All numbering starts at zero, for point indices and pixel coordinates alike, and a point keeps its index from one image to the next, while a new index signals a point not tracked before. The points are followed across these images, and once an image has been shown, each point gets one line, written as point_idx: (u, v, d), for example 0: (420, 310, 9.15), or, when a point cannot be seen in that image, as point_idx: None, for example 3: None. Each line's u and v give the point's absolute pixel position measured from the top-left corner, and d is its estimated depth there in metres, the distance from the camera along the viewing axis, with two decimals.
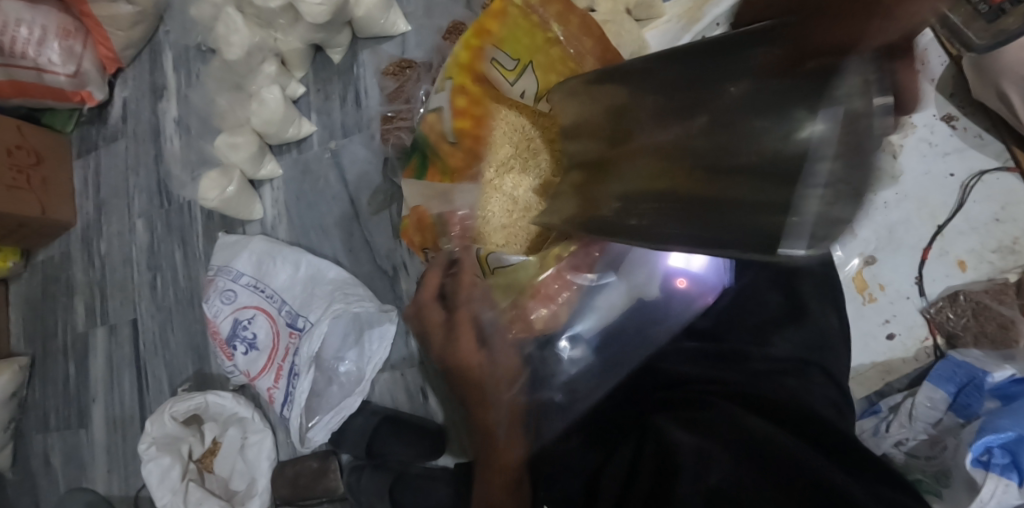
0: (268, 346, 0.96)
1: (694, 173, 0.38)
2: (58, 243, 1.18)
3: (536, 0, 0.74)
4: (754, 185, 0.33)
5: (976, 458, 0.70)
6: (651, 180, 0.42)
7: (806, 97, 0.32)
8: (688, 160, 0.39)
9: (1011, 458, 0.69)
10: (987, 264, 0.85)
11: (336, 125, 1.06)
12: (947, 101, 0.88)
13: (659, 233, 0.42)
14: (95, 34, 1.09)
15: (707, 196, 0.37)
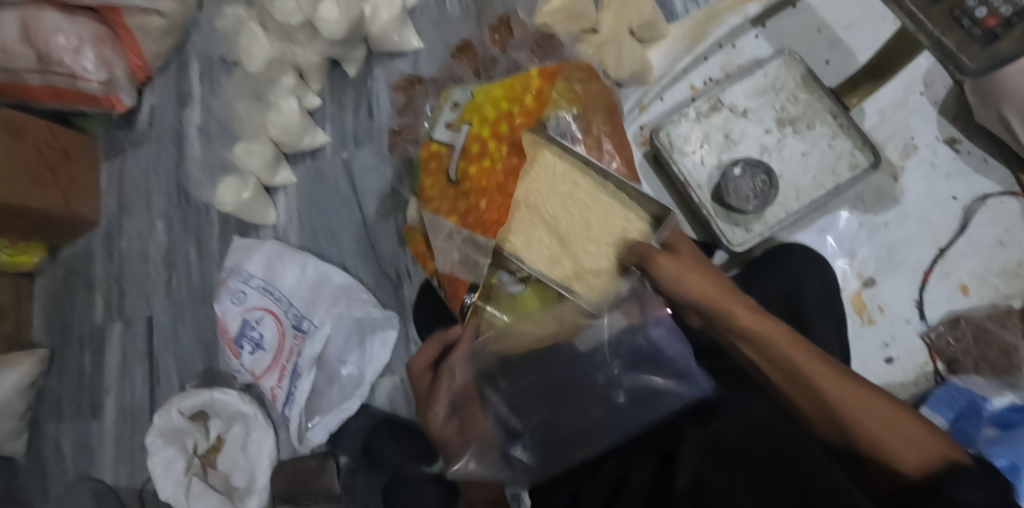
0: (274, 346, 0.99)
1: (840, 434, 0.53)
2: (82, 239, 1.23)
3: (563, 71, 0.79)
4: (853, 425, 0.53)
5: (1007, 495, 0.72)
6: (829, 416, 0.54)
7: (884, 455, 0.51)
8: (828, 432, 0.54)
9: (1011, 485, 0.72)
10: (990, 288, 0.84)
11: (349, 135, 1.09)
12: (950, 123, 0.87)
13: (875, 447, 0.51)
14: (127, 42, 1.13)
15: (852, 430, 0.53)
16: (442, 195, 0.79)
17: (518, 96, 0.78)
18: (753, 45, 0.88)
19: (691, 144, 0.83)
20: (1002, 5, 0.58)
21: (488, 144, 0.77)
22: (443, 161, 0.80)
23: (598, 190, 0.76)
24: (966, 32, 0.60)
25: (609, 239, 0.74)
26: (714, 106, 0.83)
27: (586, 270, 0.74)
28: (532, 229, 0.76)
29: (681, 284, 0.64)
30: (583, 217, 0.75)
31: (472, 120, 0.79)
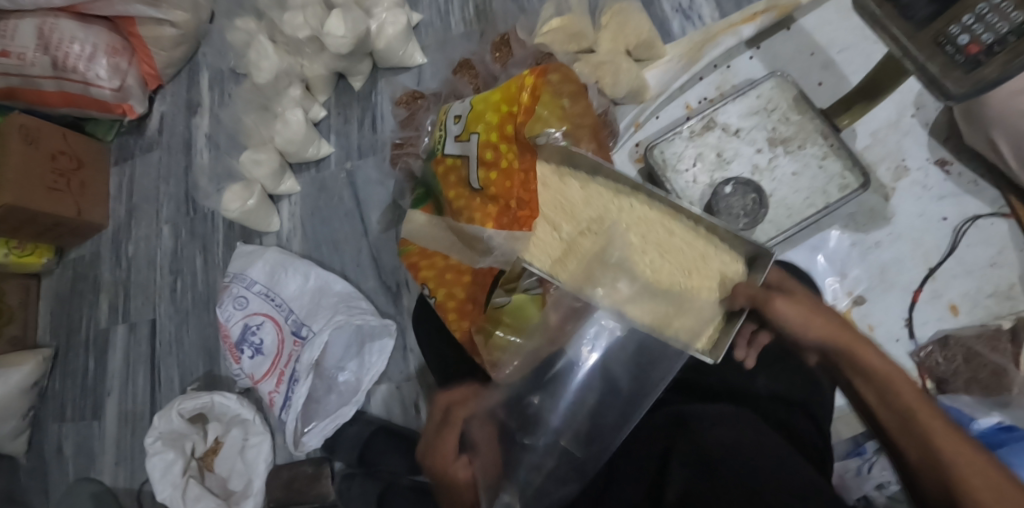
0: (274, 352, 1.01)
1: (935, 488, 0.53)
2: (91, 243, 1.26)
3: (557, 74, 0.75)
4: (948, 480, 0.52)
5: None
6: (932, 468, 0.53)
7: None
8: (925, 483, 0.54)
9: None
10: (981, 309, 0.84)
11: (353, 147, 1.11)
12: (941, 145, 0.88)
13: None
14: (140, 52, 1.18)
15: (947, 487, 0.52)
16: (466, 206, 0.74)
17: (518, 98, 0.73)
18: (747, 66, 0.90)
19: (684, 163, 0.84)
20: (983, 33, 0.59)
21: (500, 146, 0.73)
22: (458, 170, 0.76)
23: (671, 221, 0.69)
24: (951, 58, 0.61)
25: (689, 274, 0.66)
26: (707, 125, 0.85)
27: (665, 310, 0.65)
28: (601, 266, 0.67)
29: (807, 322, 0.60)
30: (674, 249, 0.68)
31: (479, 129, 0.75)
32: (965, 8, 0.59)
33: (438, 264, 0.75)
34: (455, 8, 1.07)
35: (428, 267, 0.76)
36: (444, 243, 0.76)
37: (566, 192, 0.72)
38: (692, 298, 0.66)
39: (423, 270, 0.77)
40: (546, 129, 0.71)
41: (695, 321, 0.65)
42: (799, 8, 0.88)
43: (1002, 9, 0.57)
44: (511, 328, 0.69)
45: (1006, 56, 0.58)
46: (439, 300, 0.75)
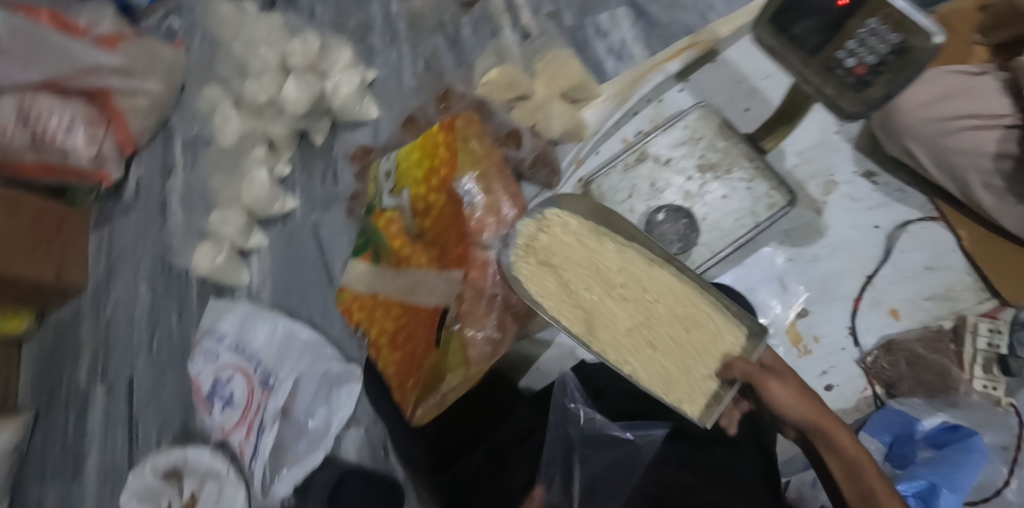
0: (243, 402, 1.03)
1: None
2: (71, 304, 1.28)
3: (461, 124, 0.85)
4: None
5: None
6: None
7: None
8: None
9: None
10: (921, 312, 0.87)
11: (317, 199, 1.16)
12: (867, 158, 0.93)
13: None
14: (116, 121, 1.20)
15: None
16: (416, 256, 0.85)
17: (424, 153, 0.85)
18: (677, 99, 0.95)
19: (620, 194, 0.88)
20: (867, 56, 0.62)
21: (426, 196, 0.84)
22: (397, 221, 0.85)
23: (698, 298, 0.73)
24: (840, 78, 0.65)
25: (709, 351, 0.72)
26: (640, 158, 0.89)
27: (684, 383, 0.71)
28: (628, 335, 0.73)
29: (795, 404, 0.63)
30: (684, 315, 0.73)
31: (408, 183, 0.85)
32: (847, 33, 0.62)
33: (377, 311, 0.85)
34: (407, 62, 1.14)
35: (369, 313, 0.86)
36: (394, 288, 0.85)
37: (601, 257, 0.76)
38: (710, 372, 0.71)
39: (357, 310, 0.87)
40: (455, 179, 0.82)
41: (705, 396, 0.70)
42: (720, 41, 0.96)
43: (880, 32, 0.60)
44: (451, 363, 0.75)
45: (890, 76, 0.62)
46: (374, 339, 0.84)
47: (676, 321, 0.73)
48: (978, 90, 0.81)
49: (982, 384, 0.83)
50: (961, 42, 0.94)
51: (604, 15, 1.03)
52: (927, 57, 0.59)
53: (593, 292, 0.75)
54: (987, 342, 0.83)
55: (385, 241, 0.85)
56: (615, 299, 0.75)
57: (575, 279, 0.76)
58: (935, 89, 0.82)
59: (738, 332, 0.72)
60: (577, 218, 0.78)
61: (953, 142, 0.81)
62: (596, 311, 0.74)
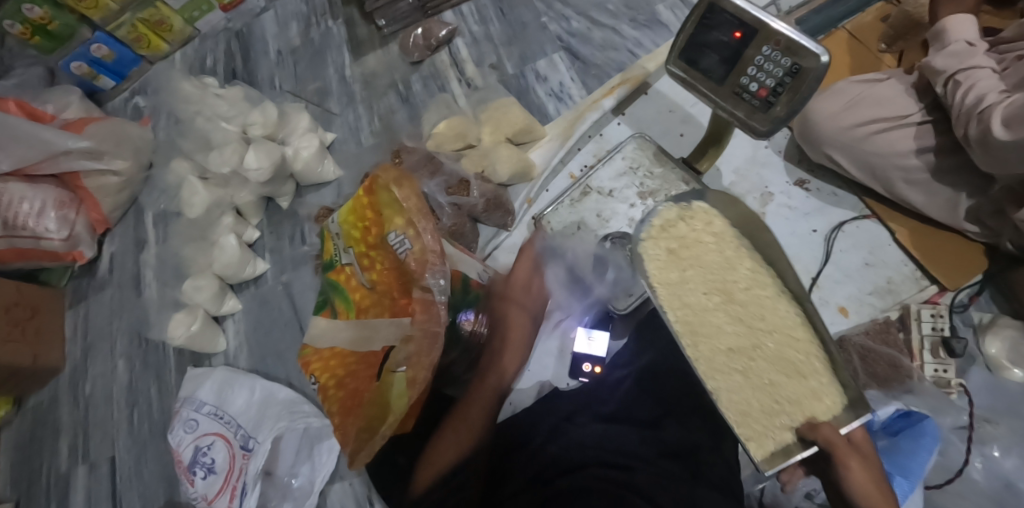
0: (225, 468, 1.01)
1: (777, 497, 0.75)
2: (48, 388, 1.27)
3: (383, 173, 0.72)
4: None
5: None
6: None
7: None
8: None
9: None
10: (867, 306, 0.92)
11: (286, 260, 1.19)
12: (796, 168, 1.00)
13: None
14: (88, 201, 1.25)
15: None
16: (375, 307, 0.71)
17: (372, 204, 0.71)
18: (616, 131, 1.06)
19: (570, 227, 0.97)
20: (766, 79, 0.72)
21: (370, 252, 0.71)
22: (354, 275, 0.72)
23: (812, 359, 0.72)
24: (749, 102, 0.74)
25: (798, 405, 0.72)
26: (585, 192, 0.99)
27: (760, 414, 0.73)
28: (727, 356, 0.75)
29: (862, 473, 0.69)
30: (795, 358, 0.73)
31: (352, 238, 0.73)
32: (748, 61, 0.73)
33: (327, 359, 0.70)
34: (363, 123, 1.21)
35: (321, 365, 0.70)
36: (346, 338, 0.71)
37: (727, 271, 0.78)
38: (789, 422, 0.72)
39: (314, 365, 0.71)
40: (400, 224, 0.67)
41: (775, 444, 0.72)
42: (649, 75, 1.09)
43: (775, 57, 0.71)
44: (393, 400, 0.61)
45: (789, 95, 0.71)
46: (323, 386, 0.69)
47: (783, 374, 0.73)
48: (880, 96, 0.90)
49: (932, 368, 0.86)
50: (867, 54, 1.04)
51: (543, 61, 1.16)
52: (819, 73, 0.69)
53: (711, 302, 0.77)
54: (932, 327, 0.87)
55: (344, 296, 0.73)
56: (729, 313, 0.76)
57: (695, 284, 0.78)
58: (845, 97, 0.91)
59: (836, 404, 0.71)
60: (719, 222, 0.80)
61: (868, 145, 0.90)
62: (700, 328, 0.76)
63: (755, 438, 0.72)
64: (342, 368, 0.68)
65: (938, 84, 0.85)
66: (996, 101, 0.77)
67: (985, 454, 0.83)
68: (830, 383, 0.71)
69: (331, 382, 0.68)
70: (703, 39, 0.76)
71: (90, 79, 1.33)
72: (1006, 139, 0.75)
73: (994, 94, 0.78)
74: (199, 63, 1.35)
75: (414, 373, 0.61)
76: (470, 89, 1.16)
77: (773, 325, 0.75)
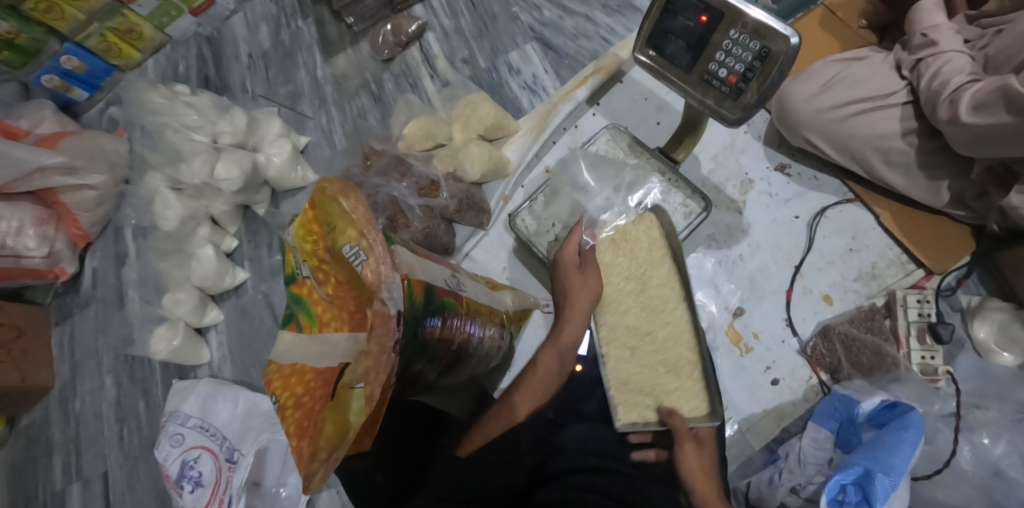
0: (212, 482, 1.01)
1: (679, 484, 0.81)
2: (39, 406, 1.26)
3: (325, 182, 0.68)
4: None
5: (832, 498, 0.74)
6: None
7: None
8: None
9: (863, 493, 0.73)
10: (851, 293, 0.91)
11: (265, 269, 1.19)
12: (777, 152, 0.98)
13: None
14: (66, 217, 1.23)
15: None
16: (337, 320, 0.69)
17: (323, 219, 0.70)
18: (591, 122, 1.05)
19: (545, 225, 0.95)
20: (735, 65, 0.69)
21: (322, 262, 0.70)
22: (315, 288, 0.70)
23: (692, 365, 0.81)
24: (717, 89, 0.71)
25: (665, 402, 0.81)
26: (559, 187, 0.96)
27: (638, 390, 0.82)
28: (625, 332, 0.84)
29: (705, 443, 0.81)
30: (676, 356, 0.82)
31: (306, 251, 0.71)
32: (716, 46, 0.70)
33: (287, 377, 0.67)
34: (336, 126, 1.19)
35: (280, 384, 0.67)
36: (313, 354, 0.67)
37: (651, 266, 0.85)
38: (652, 404, 0.81)
39: (276, 384, 0.67)
40: (354, 236, 0.65)
41: (641, 414, 0.81)
42: (623, 62, 1.07)
43: (743, 41, 0.68)
44: (352, 414, 0.61)
45: (758, 80, 0.67)
46: (282, 405, 0.65)
47: (663, 365, 0.82)
48: (859, 75, 0.88)
49: (919, 356, 0.85)
50: (848, 30, 1.01)
51: (515, 53, 1.13)
52: (788, 57, 0.66)
53: (626, 289, 0.86)
54: (918, 313, 0.86)
55: (306, 309, 0.70)
56: (639, 302, 0.85)
57: (619, 269, 0.86)
58: (821, 80, 0.89)
59: (699, 408, 0.80)
60: (659, 232, 0.86)
61: (846, 128, 0.87)
62: (612, 303, 0.85)
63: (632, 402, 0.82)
64: (302, 386, 0.65)
65: (903, 69, 0.86)
66: (963, 84, 0.78)
67: (973, 442, 0.81)
68: (699, 388, 0.80)
69: (290, 401, 0.65)
70: (668, 26, 0.73)
71: (63, 92, 1.30)
72: (970, 122, 0.75)
73: (960, 77, 0.79)
74: (171, 71, 1.33)
75: (370, 389, 0.60)
76: (442, 87, 1.14)
77: (670, 320, 0.83)
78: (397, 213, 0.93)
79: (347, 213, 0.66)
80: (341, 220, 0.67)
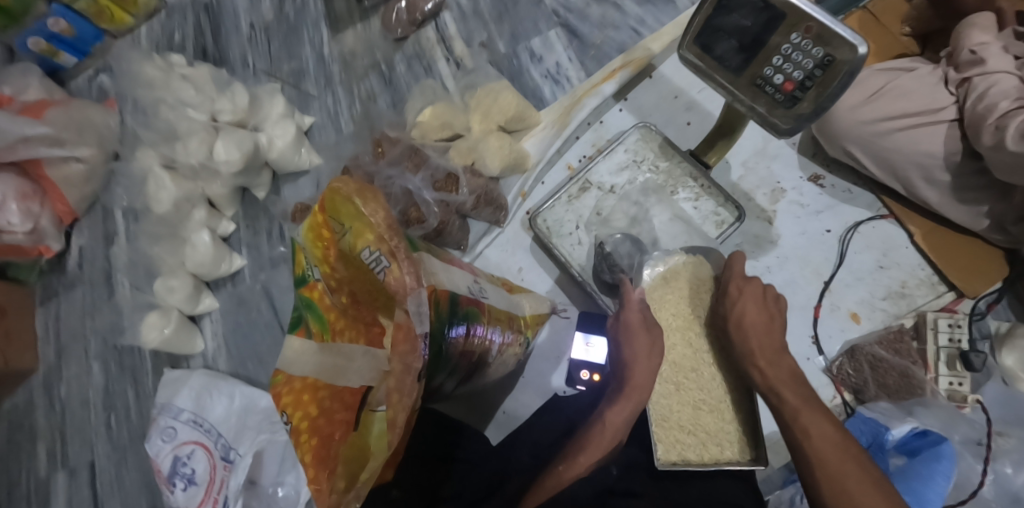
0: (206, 479, 0.96)
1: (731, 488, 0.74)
2: (21, 390, 1.20)
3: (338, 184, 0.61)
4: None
5: None
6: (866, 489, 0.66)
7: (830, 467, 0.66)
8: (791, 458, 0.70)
9: None
10: (879, 312, 0.88)
11: (265, 258, 1.13)
12: (810, 161, 0.93)
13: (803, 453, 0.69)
14: (52, 192, 1.15)
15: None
16: (351, 330, 0.65)
17: (335, 221, 0.62)
18: (618, 118, 1.01)
19: (567, 227, 0.92)
20: (793, 71, 0.64)
21: (326, 266, 0.64)
22: (326, 294, 0.65)
23: (736, 405, 0.78)
24: (771, 96, 0.67)
25: (705, 447, 0.77)
26: (583, 187, 0.93)
27: (679, 429, 0.78)
28: (670, 369, 0.80)
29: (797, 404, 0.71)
30: (718, 396, 0.79)
31: (315, 255, 0.64)
32: (773, 50, 0.65)
33: (298, 392, 0.61)
34: (343, 107, 1.13)
35: (291, 400, 0.61)
36: (321, 366, 0.62)
37: (701, 302, 0.81)
38: (695, 445, 0.77)
39: (286, 400, 0.62)
40: (374, 241, 0.59)
41: (680, 453, 0.76)
42: (653, 58, 1.02)
43: (804, 46, 0.63)
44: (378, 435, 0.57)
45: (817, 90, 0.63)
46: (294, 427, 0.60)
47: (707, 405, 0.78)
48: (906, 86, 0.83)
49: (947, 381, 0.83)
50: (890, 34, 0.96)
51: (537, 40, 1.07)
52: (854, 67, 0.61)
53: (674, 324, 0.81)
54: (949, 338, 0.83)
55: (317, 315, 0.65)
56: (686, 337, 0.81)
57: (669, 306, 0.81)
58: (869, 89, 0.84)
59: (739, 451, 0.76)
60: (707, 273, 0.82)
61: (890, 142, 0.83)
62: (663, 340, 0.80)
63: (671, 440, 0.77)
64: (315, 404, 0.60)
65: (951, 85, 0.82)
66: (1011, 108, 0.74)
67: (996, 471, 0.79)
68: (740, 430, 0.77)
69: (305, 419, 0.60)
70: (719, 23, 0.67)
71: (49, 57, 1.21)
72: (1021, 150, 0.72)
73: (1008, 100, 0.74)
74: (166, 39, 1.25)
75: (393, 413, 0.55)
76: (458, 73, 1.08)
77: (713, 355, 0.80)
78: (410, 206, 0.87)
79: (364, 217, 0.59)
80: (355, 225, 0.60)
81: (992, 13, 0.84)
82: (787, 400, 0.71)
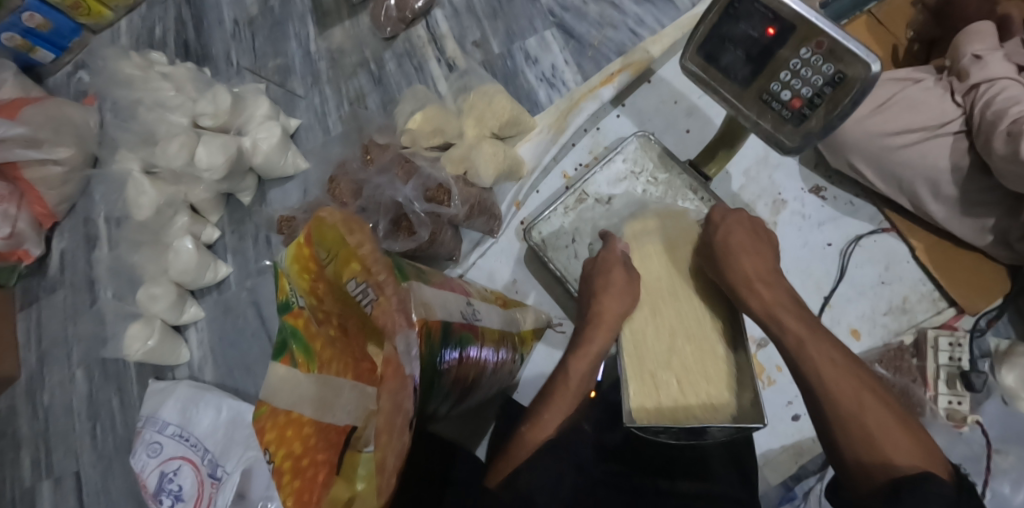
0: (193, 496, 0.94)
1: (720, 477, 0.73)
2: (3, 397, 1.17)
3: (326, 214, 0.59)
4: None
5: None
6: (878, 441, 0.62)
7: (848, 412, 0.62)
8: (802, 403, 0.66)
9: None
10: (881, 327, 0.86)
11: (251, 264, 1.10)
12: (812, 172, 0.91)
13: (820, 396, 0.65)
14: (30, 194, 1.12)
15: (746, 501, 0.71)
16: (338, 361, 0.63)
17: (321, 250, 0.60)
18: (615, 124, 0.98)
19: (563, 239, 0.90)
20: (801, 87, 0.61)
21: (311, 295, 0.62)
22: (310, 323, 0.63)
23: (722, 360, 0.72)
24: (778, 113, 0.64)
25: (684, 396, 0.70)
26: (580, 198, 0.90)
27: (658, 381, 0.71)
28: (651, 318, 0.75)
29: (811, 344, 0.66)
30: (703, 348, 0.72)
31: (301, 282, 0.61)
32: (781, 64, 0.62)
33: (282, 428, 0.58)
34: (331, 107, 1.09)
35: (274, 436, 0.58)
36: (306, 397, 0.60)
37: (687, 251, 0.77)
38: (672, 397, 0.71)
39: (268, 435, 0.58)
40: (361, 272, 0.58)
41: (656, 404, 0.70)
42: (653, 61, 0.99)
43: (813, 61, 0.60)
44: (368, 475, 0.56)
45: (826, 107, 0.61)
46: (277, 466, 0.57)
47: (690, 355, 0.72)
48: (915, 97, 0.81)
49: (946, 400, 0.81)
50: (896, 39, 0.93)
51: (533, 39, 1.03)
52: (866, 86, 0.58)
53: (659, 272, 0.77)
54: (948, 357, 0.82)
55: (302, 344, 0.62)
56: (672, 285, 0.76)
57: (655, 257, 0.78)
58: (876, 100, 0.82)
59: (725, 410, 0.70)
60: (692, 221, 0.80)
61: (897, 157, 0.81)
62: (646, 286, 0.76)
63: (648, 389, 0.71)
64: (301, 440, 0.57)
65: (956, 94, 0.81)
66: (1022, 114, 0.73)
67: (995, 491, 0.76)
68: (726, 385, 0.71)
69: (290, 458, 0.57)
70: (726, 32, 0.64)
71: (25, 52, 1.16)
72: None
73: (1019, 107, 0.73)
74: (147, 33, 1.20)
75: (382, 455, 0.53)
76: (450, 73, 1.04)
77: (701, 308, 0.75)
78: (400, 216, 0.84)
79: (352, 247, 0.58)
80: (342, 256, 0.59)
81: (993, 24, 0.83)
82: (789, 329, 0.67)
